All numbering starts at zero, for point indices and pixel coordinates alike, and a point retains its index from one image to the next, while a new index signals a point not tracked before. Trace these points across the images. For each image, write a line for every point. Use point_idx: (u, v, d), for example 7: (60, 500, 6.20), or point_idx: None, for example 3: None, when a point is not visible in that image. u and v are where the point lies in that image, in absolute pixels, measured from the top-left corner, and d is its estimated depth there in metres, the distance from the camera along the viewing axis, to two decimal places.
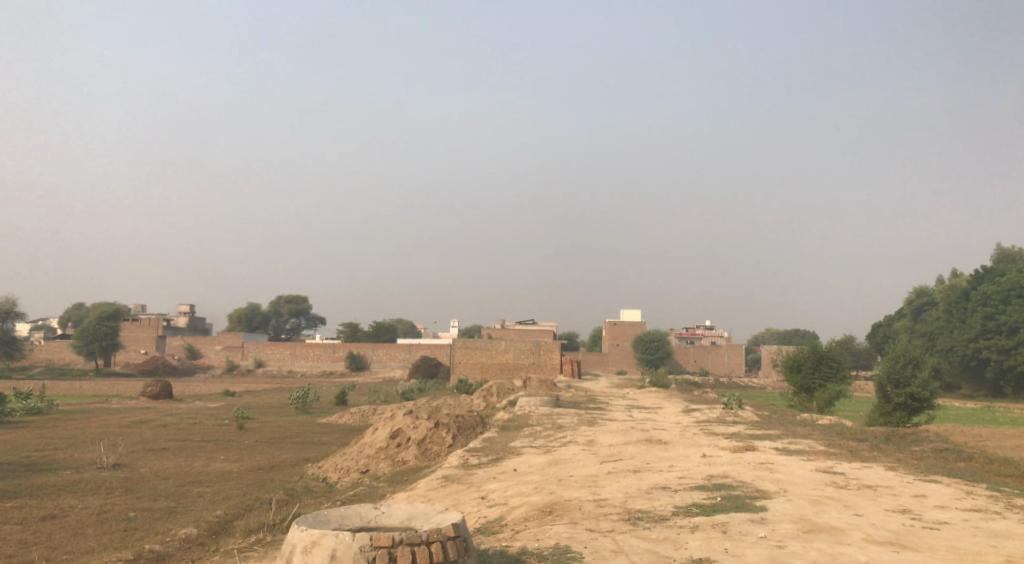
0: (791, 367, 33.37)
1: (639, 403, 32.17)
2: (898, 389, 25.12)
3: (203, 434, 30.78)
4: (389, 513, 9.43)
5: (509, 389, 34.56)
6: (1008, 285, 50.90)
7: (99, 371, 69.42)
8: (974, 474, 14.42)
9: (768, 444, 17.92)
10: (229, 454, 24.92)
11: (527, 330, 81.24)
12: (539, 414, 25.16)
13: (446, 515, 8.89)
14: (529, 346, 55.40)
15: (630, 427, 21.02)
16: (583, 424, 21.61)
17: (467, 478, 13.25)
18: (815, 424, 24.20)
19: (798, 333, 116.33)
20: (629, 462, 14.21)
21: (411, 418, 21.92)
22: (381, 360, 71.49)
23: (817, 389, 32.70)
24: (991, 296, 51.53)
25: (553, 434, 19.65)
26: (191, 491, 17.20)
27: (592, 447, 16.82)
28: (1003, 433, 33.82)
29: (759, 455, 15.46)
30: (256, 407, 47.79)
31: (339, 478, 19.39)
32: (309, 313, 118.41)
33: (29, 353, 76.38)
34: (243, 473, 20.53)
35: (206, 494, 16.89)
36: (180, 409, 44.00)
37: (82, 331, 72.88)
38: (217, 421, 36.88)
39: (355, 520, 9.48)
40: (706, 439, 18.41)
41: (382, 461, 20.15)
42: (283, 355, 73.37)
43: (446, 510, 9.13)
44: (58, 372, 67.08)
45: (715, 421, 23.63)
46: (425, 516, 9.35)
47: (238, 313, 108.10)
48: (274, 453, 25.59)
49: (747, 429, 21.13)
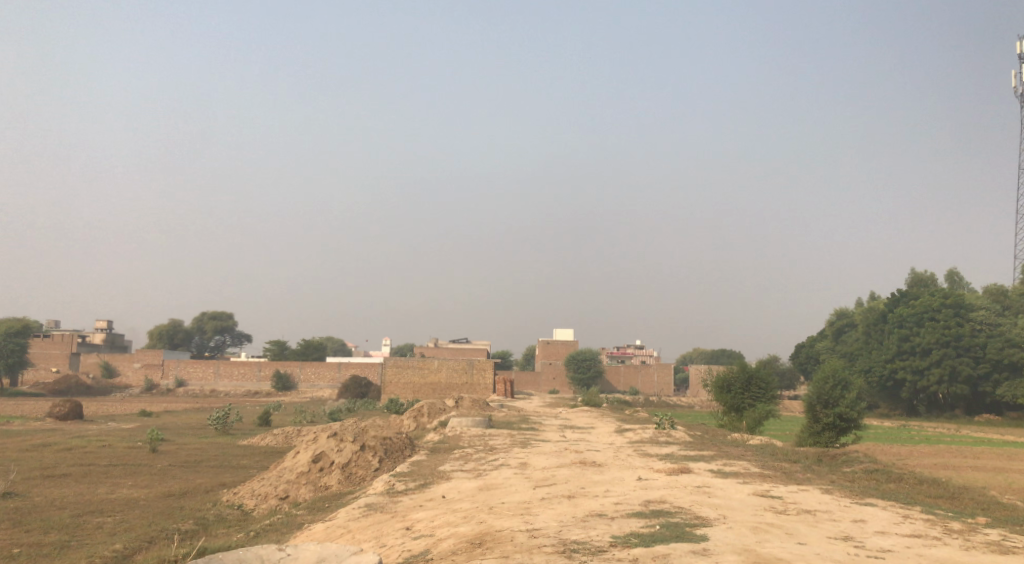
0: (721, 386, 33.28)
1: (570, 423, 31.64)
2: (827, 409, 25.06)
3: (113, 458, 29.15)
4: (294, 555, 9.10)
5: (439, 409, 33.71)
6: (922, 307, 52.15)
7: (8, 391, 66.05)
8: (909, 496, 14.17)
9: (702, 465, 17.49)
10: (139, 479, 23.53)
11: (459, 348, 80.37)
12: (469, 435, 24.39)
13: (360, 561, 8.68)
14: (460, 365, 54.56)
15: (563, 449, 20.39)
16: (515, 446, 20.93)
17: (390, 507, 12.43)
18: (747, 445, 23.96)
19: (725, 353, 117.79)
20: (562, 486, 13.55)
21: (335, 441, 20.93)
22: (308, 378, 69.73)
23: (746, 409, 32.65)
24: (906, 317, 52.74)
25: (484, 456, 18.92)
26: (91, 522, 16.04)
27: (524, 471, 16.15)
28: (926, 452, 34.20)
29: (694, 477, 14.97)
30: (173, 428, 45.86)
31: (255, 505, 18.39)
32: (235, 330, 115.46)
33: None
34: (151, 501, 19.31)
35: (108, 525, 15.76)
36: (91, 431, 41.92)
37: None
38: (130, 443, 35.10)
39: (254, 562, 9.04)
40: (640, 461, 17.89)
41: (303, 487, 19.18)
42: (206, 374, 71.01)
43: (359, 553, 8.91)
44: None
45: (648, 441, 23.17)
46: (334, 559, 9.02)
47: (160, 331, 104.63)
48: (189, 478, 24.29)
49: (680, 450, 20.69)
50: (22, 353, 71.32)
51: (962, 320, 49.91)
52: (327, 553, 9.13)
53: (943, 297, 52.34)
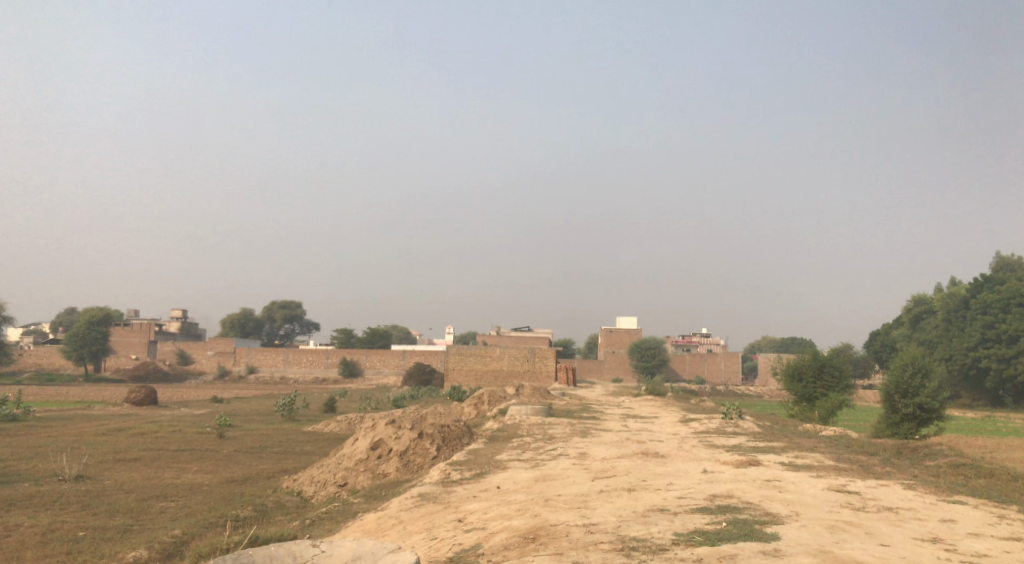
0: (792, 375, 32.23)
1: (634, 412, 30.97)
2: (906, 399, 23.91)
3: (180, 443, 29.48)
4: (331, 552, 8.87)
5: (501, 397, 33.34)
6: (1008, 293, 49.79)
7: (88, 377, 67.95)
8: (999, 493, 13.26)
9: (772, 457, 16.74)
10: (203, 464, 23.67)
11: (523, 337, 80.05)
12: (530, 423, 23.93)
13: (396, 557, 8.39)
14: (524, 353, 54.18)
15: (626, 438, 19.79)
16: (576, 435, 20.41)
17: (444, 497, 12.02)
18: (819, 435, 23.02)
19: (794, 341, 115.32)
20: (622, 478, 12.96)
21: (393, 428, 20.66)
22: (374, 366, 70.20)
23: (818, 398, 31.54)
24: (990, 304, 50.46)
25: (544, 446, 18.44)
26: (152, 507, 16.02)
27: (585, 461, 15.60)
28: (1009, 444, 32.67)
29: (764, 470, 14.28)
30: (242, 414, 46.46)
31: (314, 492, 18.20)
32: (303, 318, 117.18)
33: (18, 359, 75.02)
34: (213, 486, 19.30)
35: (168, 510, 15.71)
36: (163, 416, 42.73)
37: (70, 337, 71.08)
38: (198, 429, 35.57)
39: (289, 559, 8.86)
40: (707, 453, 17.20)
41: (362, 474, 18.94)
42: (275, 361, 72.02)
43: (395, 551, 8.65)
44: (45, 378, 65.62)
45: (715, 432, 22.42)
46: (371, 555, 8.73)
47: (231, 319, 106.65)
48: (252, 463, 24.36)
49: (748, 441, 19.90)
50: (105, 341, 73.49)
51: None
52: (362, 550, 8.83)
53: None
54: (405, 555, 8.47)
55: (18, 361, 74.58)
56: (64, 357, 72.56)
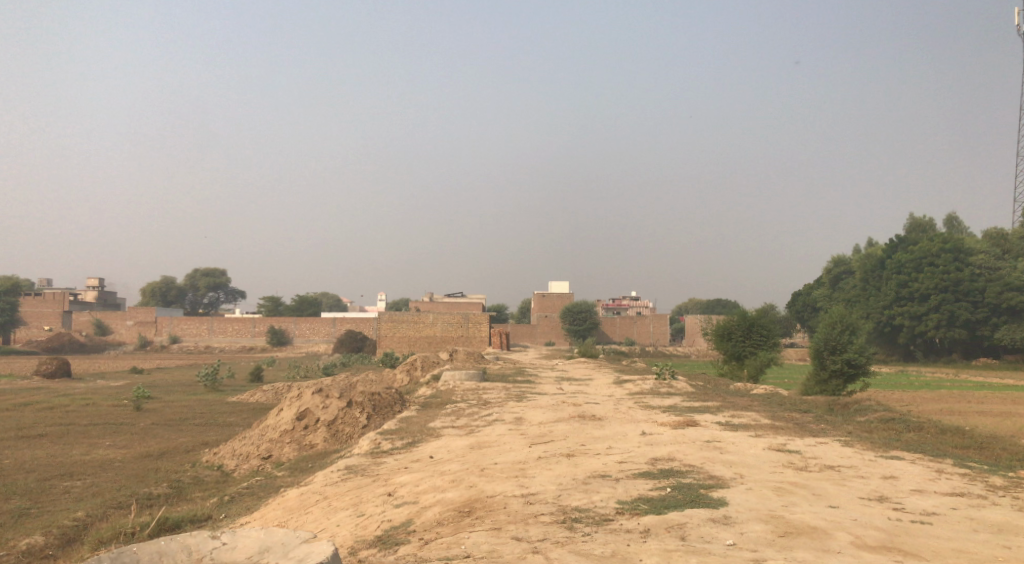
0: (722, 334, 32.28)
1: (568, 374, 30.63)
2: (835, 356, 23.98)
3: (95, 417, 28.07)
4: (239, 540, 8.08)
5: (434, 363, 32.64)
6: (921, 252, 50.88)
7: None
8: (934, 447, 13.11)
9: (709, 417, 16.41)
10: (117, 439, 22.44)
11: (454, 302, 79.32)
12: (463, 389, 23.30)
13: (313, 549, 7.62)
14: (456, 319, 53.47)
15: (560, 402, 19.31)
16: (510, 400, 19.87)
17: (373, 469, 11.32)
18: (751, 394, 22.95)
19: (721, 303, 117.15)
20: (560, 444, 12.42)
21: (320, 397, 19.79)
22: (303, 334, 68.68)
23: (748, 357, 31.67)
24: (905, 263, 51.55)
25: (477, 411, 17.82)
26: (56, 487, 14.96)
27: (520, 426, 15.01)
28: (930, 397, 33.35)
29: (702, 431, 13.89)
30: (162, 385, 44.81)
31: (236, 466, 17.35)
32: (228, 286, 114.20)
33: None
34: (127, 462, 18.24)
35: (74, 491, 14.69)
36: (78, 389, 40.90)
37: None
38: (114, 402, 34.03)
39: None
40: (643, 414, 16.80)
41: (287, 446, 18.12)
42: (200, 330, 69.91)
43: (312, 541, 7.90)
44: None
45: (650, 393, 22.11)
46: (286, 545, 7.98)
47: (153, 287, 103.26)
48: (171, 437, 23.22)
49: (683, 401, 19.60)
50: (14, 311, 70.23)
51: (962, 265, 48.79)
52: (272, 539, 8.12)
53: (942, 242, 51.06)
54: (322, 545, 7.73)
55: None
56: None
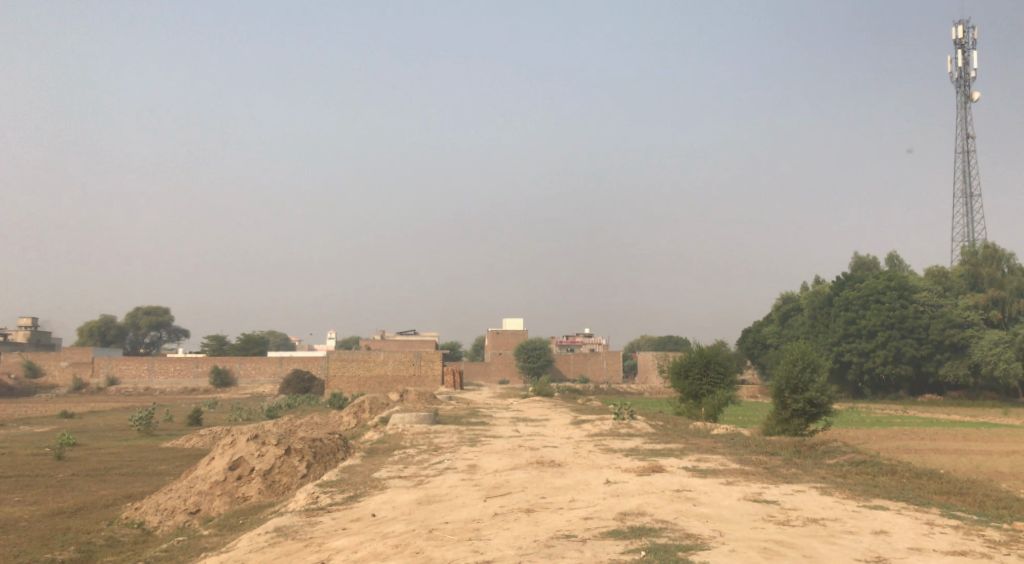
0: (678, 372, 31.47)
1: (523, 415, 29.49)
2: (796, 395, 23.17)
3: (15, 468, 26.11)
4: None
5: (383, 404, 31.21)
6: (867, 289, 50.94)
7: None
8: (915, 493, 12.22)
9: (674, 461, 15.38)
10: (32, 494, 20.65)
11: (404, 340, 77.67)
12: (413, 432, 21.97)
13: None
14: (407, 357, 52.00)
15: (516, 446, 18.12)
16: (463, 444, 18.66)
17: (306, 531, 10.08)
18: (713, 435, 22.03)
19: (674, 340, 117.20)
20: (518, 497, 11.24)
21: (256, 444, 18.35)
22: (248, 374, 66.48)
23: (705, 396, 30.86)
24: (851, 300, 51.51)
25: (426, 458, 16.53)
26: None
27: (473, 476, 13.81)
28: (887, 434, 32.89)
29: (670, 478, 12.83)
30: (95, 430, 42.52)
31: (158, 524, 16.08)
32: (171, 325, 110.96)
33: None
34: (38, 521, 16.68)
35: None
36: (2, 436, 38.49)
37: None
38: (39, 450, 31.90)
39: None
40: (605, 459, 15.69)
41: (217, 498, 16.78)
42: (139, 371, 67.24)
43: None
44: None
45: (609, 434, 21.06)
46: None
47: (91, 326, 99.72)
48: (93, 490, 21.45)
49: (644, 444, 18.57)
50: None
51: (907, 302, 48.83)
52: None
53: (886, 279, 51.16)
54: None
55: None
56: None
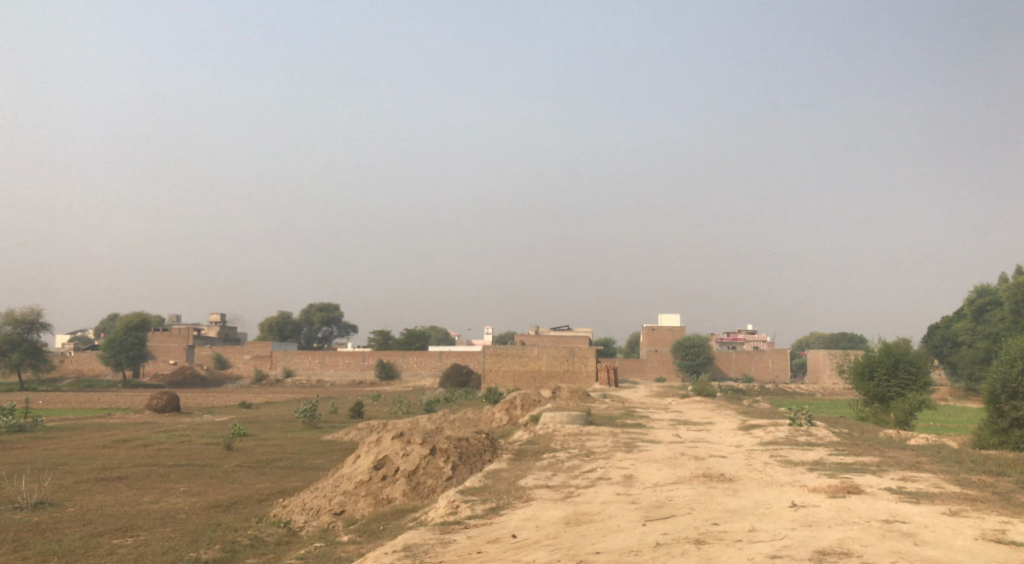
0: (861, 373, 28.40)
1: (685, 416, 27.43)
2: (1015, 401, 20.01)
3: (183, 457, 26.56)
4: None
5: (536, 401, 29.92)
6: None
7: (126, 382, 66.08)
8: None
9: (872, 480, 13.04)
10: (193, 484, 20.57)
11: (561, 336, 76.41)
12: (566, 434, 20.42)
13: None
14: (563, 353, 50.61)
15: (679, 454, 16.17)
16: (620, 449, 16.95)
17: (439, 553, 8.75)
18: (908, 445, 19.29)
19: (845, 337, 110.70)
20: (686, 522, 9.47)
21: (401, 442, 17.28)
22: (411, 368, 67.18)
23: (893, 399, 27.65)
24: None
25: (579, 465, 14.91)
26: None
27: (631, 489, 12.11)
28: None
29: (872, 503, 10.66)
30: (263, 421, 43.60)
31: (303, 524, 15.33)
32: (341, 321, 114.91)
33: (58, 365, 73.22)
34: (190, 514, 16.35)
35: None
36: (181, 424, 39.93)
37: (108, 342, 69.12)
38: (208, 438, 32.70)
39: None
40: (786, 475, 13.58)
41: (362, 500, 15.86)
42: (311, 364, 69.32)
43: None
44: (82, 384, 63.79)
45: (786, 443, 18.76)
46: None
47: (269, 322, 104.56)
48: (250, 483, 21.19)
49: (831, 456, 16.22)
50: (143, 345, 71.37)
51: None
52: None
53: None
54: None
55: (59, 367, 72.75)
56: (103, 362, 70.77)
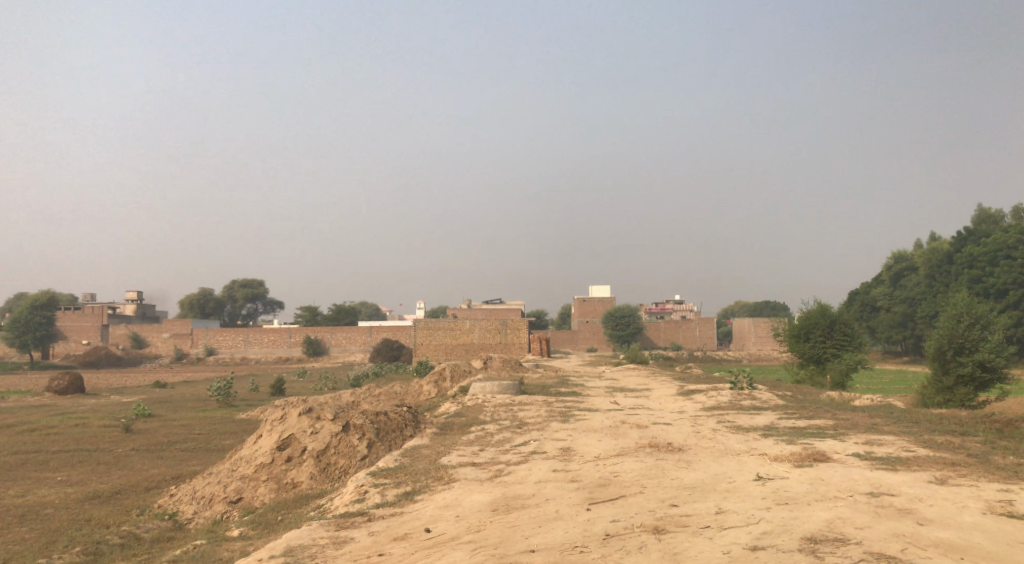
0: (797, 335, 27.29)
1: (622, 384, 26.01)
2: (962, 357, 18.95)
3: (77, 442, 24.02)
4: None
5: (465, 372, 28.12)
6: (994, 245, 44.69)
7: (35, 364, 62.11)
8: None
9: (835, 445, 11.64)
10: (77, 473, 18.25)
11: (492, 308, 74.77)
12: (495, 405, 18.64)
13: None
14: (494, 324, 48.85)
15: (619, 422, 14.53)
16: (555, 420, 15.26)
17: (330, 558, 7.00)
18: (856, 407, 18.09)
19: (770, 305, 111.66)
20: (638, 503, 7.84)
21: (309, 419, 15.27)
22: (339, 343, 64.68)
23: (828, 361, 26.60)
24: (977, 256, 45.66)
25: (505, 439, 13.15)
26: None
27: (569, 465, 10.42)
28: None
29: (846, 473, 9.20)
30: (177, 401, 40.86)
31: (193, 516, 13.35)
32: (267, 297, 111.24)
33: None
34: (62, 509, 14.15)
35: None
36: (85, 406, 37.05)
37: (13, 323, 64.87)
38: (110, 421, 30.05)
39: None
40: (739, 442, 12.07)
41: (262, 485, 13.90)
42: (235, 341, 66.26)
43: None
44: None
45: (731, 408, 17.38)
46: None
47: (190, 298, 100.48)
48: (143, 469, 18.93)
49: (782, 420, 14.80)
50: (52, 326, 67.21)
51: None
52: None
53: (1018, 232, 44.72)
54: None
55: None
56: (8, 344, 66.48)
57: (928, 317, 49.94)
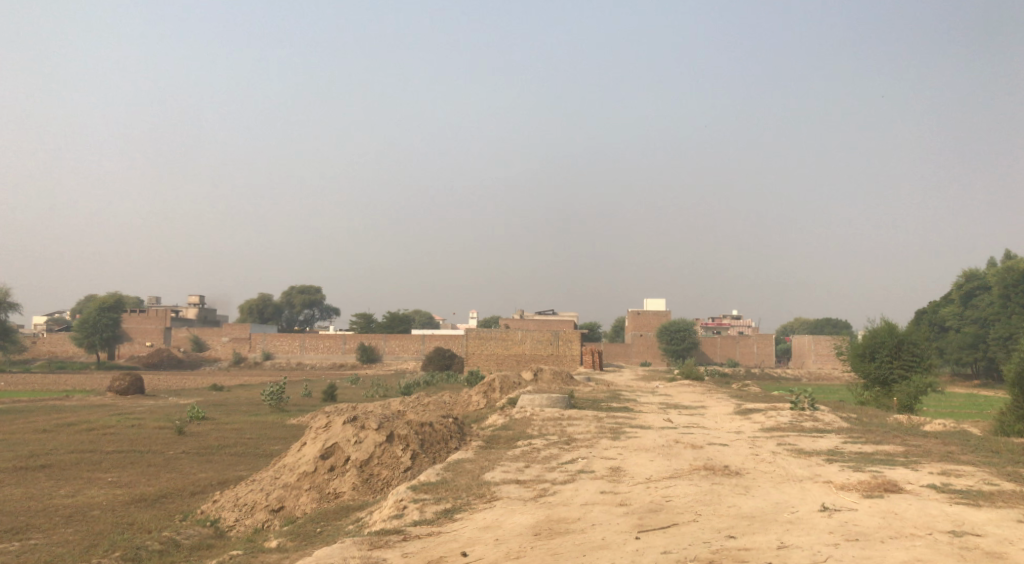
0: (862, 354, 26.21)
1: (676, 401, 25.24)
2: None
3: (130, 443, 24.10)
4: None
5: (516, 384, 27.62)
6: None
7: (100, 364, 63.35)
8: None
9: (905, 474, 10.86)
10: (125, 474, 18.19)
11: (546, 319, 74.22)
12: (544, 418, 18.11)
13: None
14: (547, 336, 48.29)
15: (672, 442, 13.89)
16: (605, 436, 14.67)
17: None
18: (925, 432, 17.14)
19: (831, 323, 109.02)
20: (692, 532, 7.27)
21: (354, 428, 14.93)
22: (392, 351, 64.74)
23: (895, 383, 25.47)
24: None
25: (553, 455, 12.61)
26: None
27: (618, 486, 9.86)
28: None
29: (921, 507, 8.47)
30: (231, 404, 41.14)
31: (233, 524, 13.10)
32: (324, 303, 112.26)
33: (30, 347, 70.53)
34: (105, 511, 14.02)
35: None
36: (142, 407, 37.46)
37: (80, 323, 66.28)
38: (163, 422, 30.23)
39: None
40: (801, 467, 11.35)
41: (304, 494, 13.59)
42: (291, 347, 66.76)
43: None
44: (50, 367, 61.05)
45: (791, 429, 16.57)
46: None
47: (249, 303, 101.86)
48: (190, 473, 18.81)
49: (847, 445, 14.00)
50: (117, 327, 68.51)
51: None
52: None
53: None
54: None
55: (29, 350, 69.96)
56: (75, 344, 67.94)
57: (1000, 340, 47.99)
